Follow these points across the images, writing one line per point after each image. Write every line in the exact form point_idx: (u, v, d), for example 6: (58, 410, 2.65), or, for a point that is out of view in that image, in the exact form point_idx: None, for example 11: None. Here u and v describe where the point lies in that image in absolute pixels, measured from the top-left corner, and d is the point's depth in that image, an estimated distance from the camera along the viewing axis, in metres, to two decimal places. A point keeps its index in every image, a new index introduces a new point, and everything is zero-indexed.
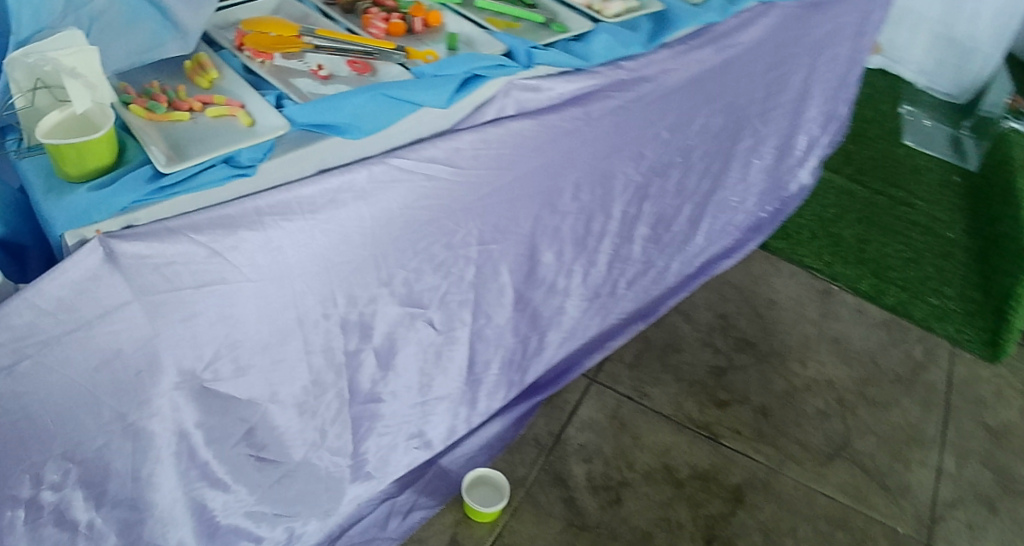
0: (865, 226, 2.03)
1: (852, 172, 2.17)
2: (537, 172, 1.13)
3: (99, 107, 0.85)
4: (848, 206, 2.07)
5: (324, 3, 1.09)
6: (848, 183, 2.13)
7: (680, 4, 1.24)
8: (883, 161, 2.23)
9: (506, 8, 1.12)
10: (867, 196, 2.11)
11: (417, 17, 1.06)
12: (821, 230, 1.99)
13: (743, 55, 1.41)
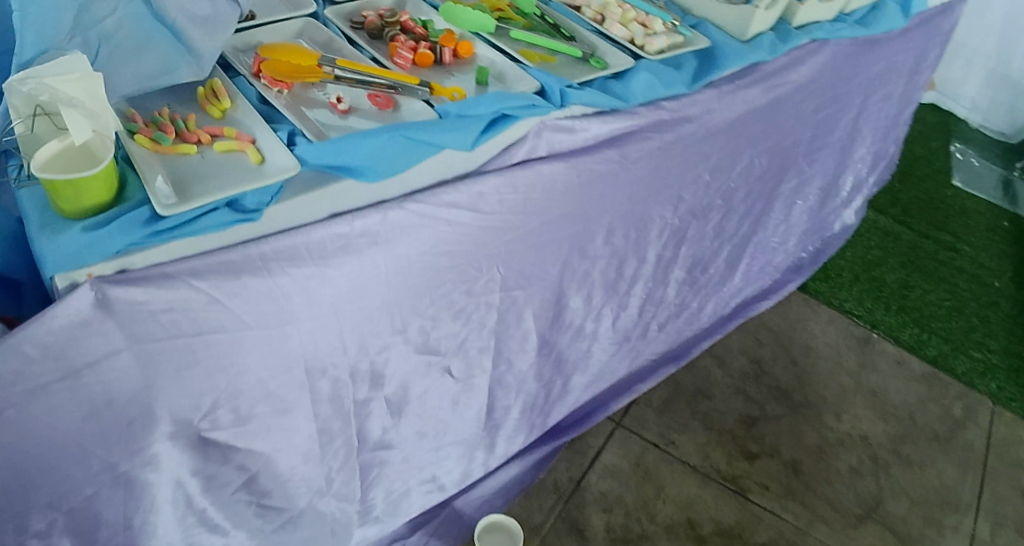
0: (907, 271, 1.94)
1: (898, 213, 2.07)
2: (567, 216, 1.06)
3: (100, 138, 0.79)
4: (891, 248, 1.98)
5: (349, 28, 1.03)
6: (893, 225, 2.04)
7: (728, 42, 1.17)
8: (930, 202, 2.12)
9: (543, 41, 1.05)
10: (912, 240, 2.01)
11: (447, 47, 0.99)
12: (863, 273, 1.90)
13: (791, 94, 1.33)
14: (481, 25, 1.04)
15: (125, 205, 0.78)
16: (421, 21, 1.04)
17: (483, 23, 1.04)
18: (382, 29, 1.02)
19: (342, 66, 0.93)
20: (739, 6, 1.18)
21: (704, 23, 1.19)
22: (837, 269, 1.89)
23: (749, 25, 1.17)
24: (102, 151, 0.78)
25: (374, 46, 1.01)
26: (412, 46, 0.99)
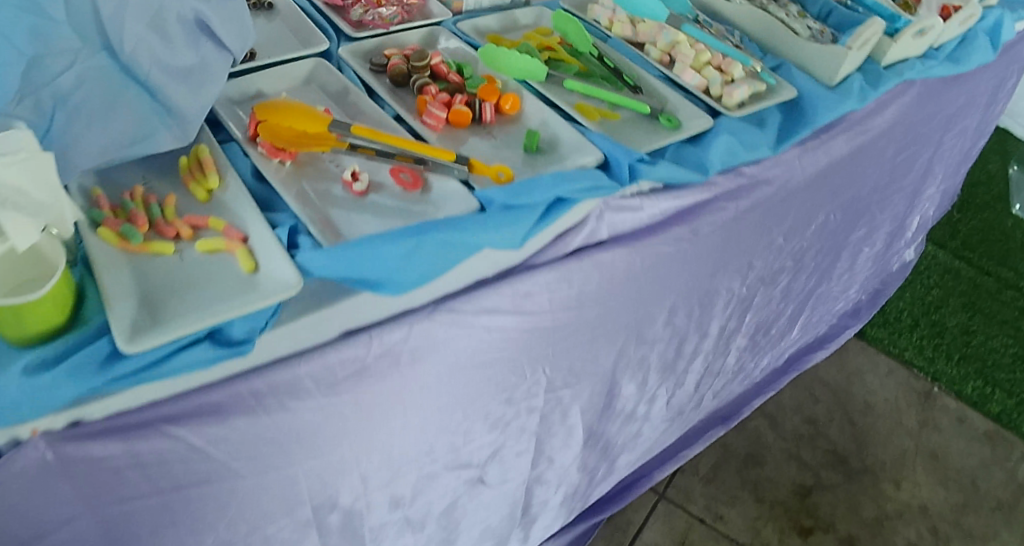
0: (970, 313, 1.76)
1: (957, 246, 1.89)
2: (624, 303, 0.88)
3: (51, 239, 0.62)
4: (953, 288, 1.80)
5: (369, 72, 0.85)
6: (952, 260, 1.86)
7: (816, 88, 0.98)
8: (991, 234, 1.94)
9: (603, 92, 0.86)
10: (973, 277, 1.84)
11: (489, 102, 0.80)
12: (923, 317, 1.73)
13: (874, 140, 1.15)
14: (529, 72, 0.85)
15: (82, 330, 0.60)
16: (455, 65, 0.85)
17: (531, 70, 0.85)
18: (408, 75, 0.84)
19: (357, 132, 0.74)
20: (828, 45, 0.99)
21: (786, 65, 1.01)
22: (897, 312, 1.72)
23: (839, 68, 0.99)
24: (52, 255, 0.61)
25: (400, 98, 0.82)
26: (445, 101, 0.80)
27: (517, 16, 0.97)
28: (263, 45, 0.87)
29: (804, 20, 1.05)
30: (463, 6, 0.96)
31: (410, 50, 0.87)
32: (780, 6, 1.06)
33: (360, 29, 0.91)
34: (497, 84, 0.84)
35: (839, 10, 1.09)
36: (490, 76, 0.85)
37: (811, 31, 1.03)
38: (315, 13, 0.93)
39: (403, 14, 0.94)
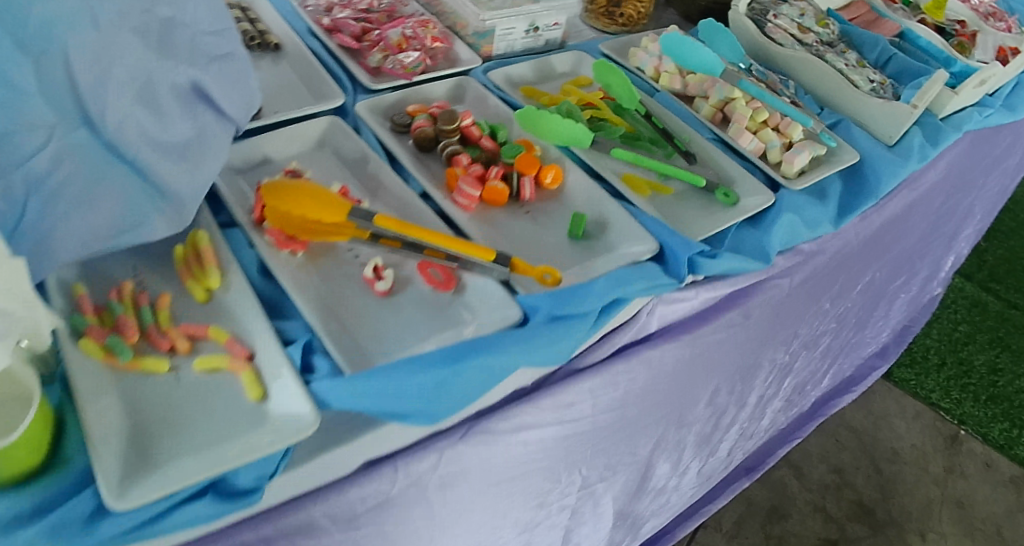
0: (998, 351, 1.67)
1: (984, 278, 1.81)
2: (668, 395, 0.79)
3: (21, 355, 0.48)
4: (979, 323, 1.71)
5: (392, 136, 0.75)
6: (979, 292, 1.78)
7: (876, 150, 0.90)
8: (1017, 264, 1.86)
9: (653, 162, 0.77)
10: (1000, 311, 1.75)
11: (528, 176, 0.71)
12: (950, 354, 1.65)
13: (926, 194, 1.06)
14: (573, 138, 0.75)
15: (63, 475, 0.50)
16: (488, 127, 0.76)
17: (577, 136, 0.75)
18: (435, 139, 0.74)
19: (382, 224, 0.62)
20: (889, 101, 0.92)
21: (845, 123, 0.93)
22: (924, 349, 1.64)
23: (900, 126, 0.91)
24: (25, 375, 0.48)
25: (425, 167, 0.73)
26: (479, 175, 0.71)
27: (552, 62, 0.88)
28: (270, 98, 0.78)
29: (865, 71, 0.97)
30: (493, 50, 0.88)
31: (437, 107, 0.77)
32: (841, 54, 0.99)
33: (379, 78, 0.82)
34: (536, 152, 0.75)
35: (899, 56, 1.01)
36: (527, 140, 0.76)
37: (873, 85, 0.95)
38: (329, 58, 0.84)
39: (427, 60, 0.84)
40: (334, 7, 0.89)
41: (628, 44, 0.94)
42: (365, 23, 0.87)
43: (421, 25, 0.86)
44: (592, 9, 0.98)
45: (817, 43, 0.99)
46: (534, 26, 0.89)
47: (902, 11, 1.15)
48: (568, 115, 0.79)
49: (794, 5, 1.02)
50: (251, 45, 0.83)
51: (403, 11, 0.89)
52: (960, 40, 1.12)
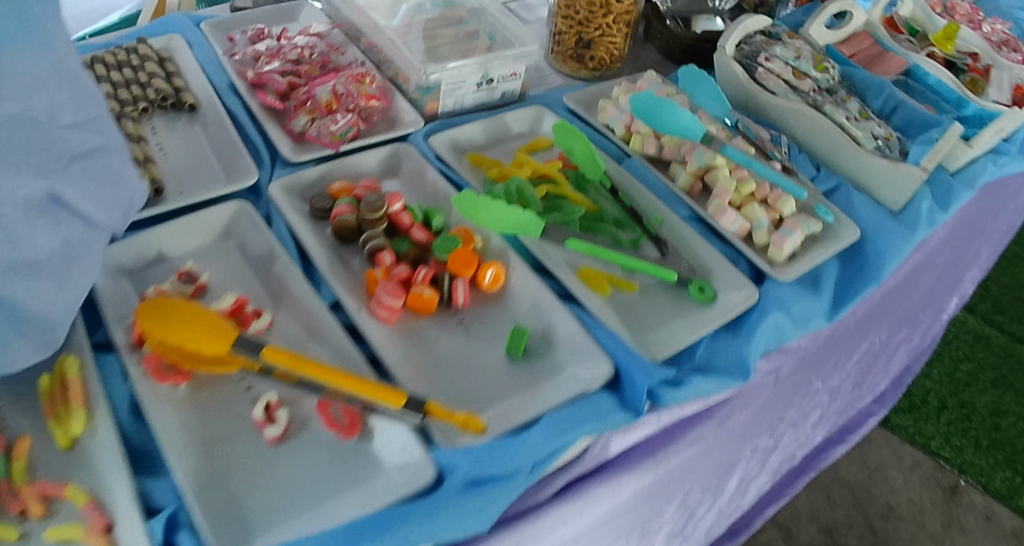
0: (1002, 391, 1.47)
1: (987, 309, 1.60)
2: (628, 516, 0.69)
3: None
4: (983, 360, 1.51)
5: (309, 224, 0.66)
6: (981, 325, 1.57)
7: (879, 221, 0.79)
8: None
9: (614, 253, 0.66)
10: (1004, 345, 1.54)
11: (462, 278, 0.61)
12: (950, 395, 1.44)
13: (921, 262, 0.92)
14: (520, 227, 0.65)
15: None
16: (421, 212, 0.66)
17: (520, 226, 0.65)
18: (359, 229, 0.65)
19: (270, 357, 0.52)
20: (897, 163, 0.80)
21: (846, 187, 0.82)
22: (920, 392, 1.44)
23: (908, 192, 0.80)
24: None
25: (343, 262, 0.64)
26: (404, 277, 0.61)
27: (508, 120, 0.77)
28: (175, 175, 0.70)
29: (869, 124, 0.85)
30: (440, 107, 0.78)
31: (366, 186, 0.68)
32: (841, 104, 0.87)
33: (301, 148, 0.73)
34: (476, 243, 0.65)
35: (907, 104, 0.89)
36: (466, 228, 0.66)
37: (877, 142, 0.83)
38: (250, 123, 0.76)
39: (360, 123, 0.74)
40: (264, 56, 0.80)
41: (598, 94, 0.83)
42: (294, 77, 0.79)
43: (356, 80, 0.76)
44: (559, 51, 0.87)
45: (815, 91, 0.87)
46: (487, 78, 0.78)
47: (907, 43, 1.02)
48: (518, 193, 0.68)
49: (789, 46, 0.90)
50: (164, 105, 0.76)
51: (339, 61, 0.81)
52: (973, 78, 1.00)
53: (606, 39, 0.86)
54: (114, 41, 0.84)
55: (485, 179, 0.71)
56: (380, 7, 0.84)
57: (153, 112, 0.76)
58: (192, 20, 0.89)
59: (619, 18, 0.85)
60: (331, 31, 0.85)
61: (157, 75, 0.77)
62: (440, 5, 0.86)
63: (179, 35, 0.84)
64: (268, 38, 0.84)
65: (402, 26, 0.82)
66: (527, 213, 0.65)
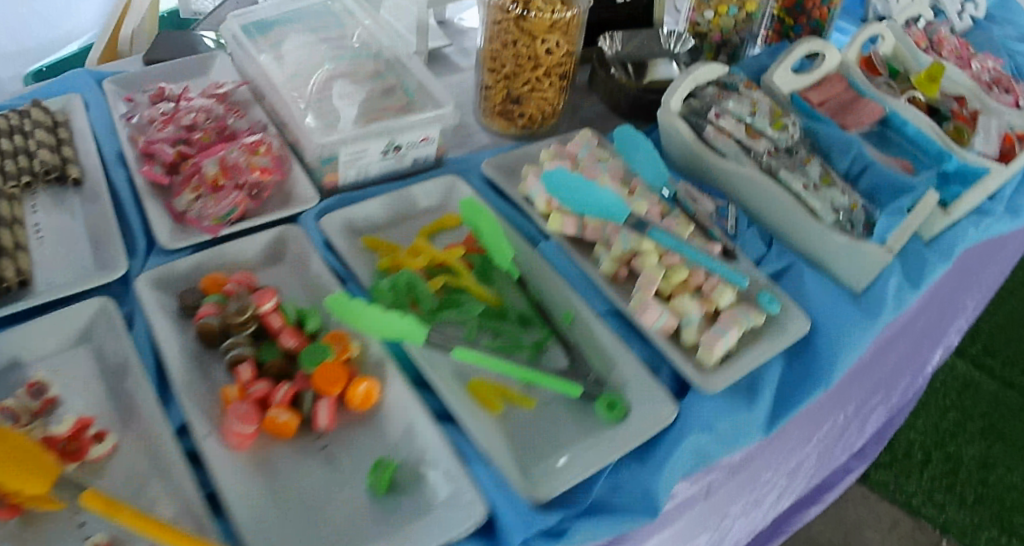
0: (991, 442, 1.38)
1: (978, 352, 1.52)
2: None
3: None
4: (972, 408, 1.43)
5: (173, 331, 0.62)
6: (971, 370, 1.49)
7: (836, 305, 0.71)
8: (1018, 333, 1.56)
9: (510, 363, 0.58)
10: (994, 392, 1.46)
11: (325, 400, 0.56)
12: (935, 448, 1.36)
13: (885, 343, 0.84)
14: (403, 333, 0.58)
15: None
16: (293, 311, 0.61)
17: (403, 331, 0.58)
18: (225, 332, 0.61)
19: (87, 502, 0.46)
20: (859, 239, 0.71)
21: (798, 266, 0.74)
22: (903, 444, 1.36)
23: (872, 274, 0.72)
24: None
25: (204, 372, 0.60)
26: (260, 396, 0.57)
27: (414, 194, 0.70)
28: (44, 262, 0.65)
29: (830, 193, 0.75)
30: (340, 179, 0.71)
31: (239, 278, 0.63)
32: (799, 168, 0.77)
33: (180, 233, 0.68)
34: (351, 352, 0.59)
35: (876, 166, 0.79)
36: (341, 331, 0.60)
37: (838, 216, 0.73)
38: (133, 201, 0.71)
39: (248, 201, 0.69)
40: (159, 121, 0.75)
41: (524, 157, 0.76)
42: (186, 144, 0.73)
43: (250, 150, 0.71)
44: (488, 106, 0.80)
45: (771, 152, 0.77)
46: (394, 144, 0.71)
47: (886, 86, 0.93)
48: (409, 287, 0.62)
49: (743, 99, 0.81)
50: (48, 179, 0.71)
51: (238, 125, 0.75)
52: (957, 126, 0.91)
53: (536, 93, 0.78)
54: (8, 103, 0.79)
55: (377, 270, 0.64)
56: (288, 62, 0.77)
57: (38, 187, 0.71)
58: (95, 76, 0.84)
59: (551, 70, 0.77)
60: (237, 88, 0.79)
61: (43, 144, 0.72)
62: (355, 57, 0.79)
63: (78, 96, 0.79)
64: (169, 98, 0.78)
65: (308, 85, 0.75)
66: (409, 319, 0.58)
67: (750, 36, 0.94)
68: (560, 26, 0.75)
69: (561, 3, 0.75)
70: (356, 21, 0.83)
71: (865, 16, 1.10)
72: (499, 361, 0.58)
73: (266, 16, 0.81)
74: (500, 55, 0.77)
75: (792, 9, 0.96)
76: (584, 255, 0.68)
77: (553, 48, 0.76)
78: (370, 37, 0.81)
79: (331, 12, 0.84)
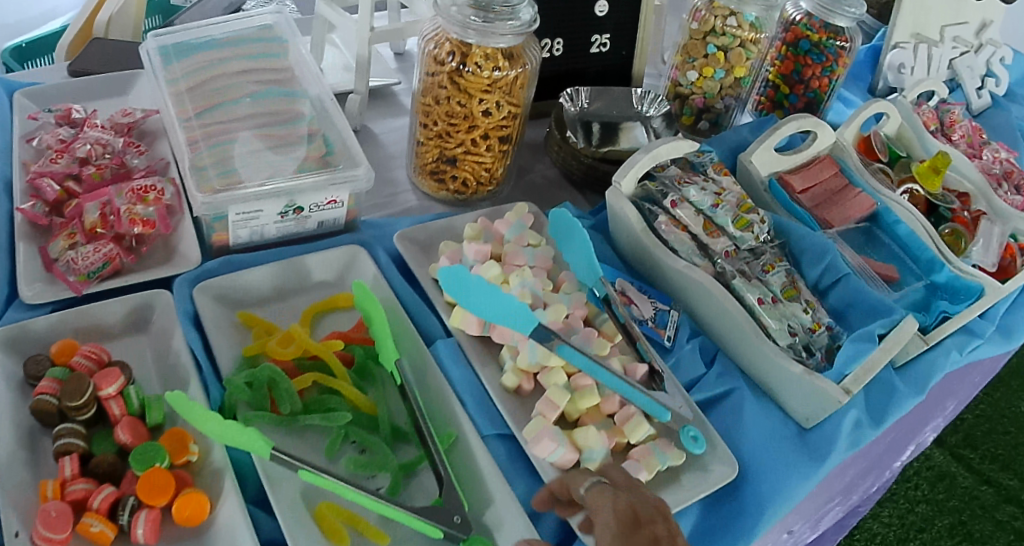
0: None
1: (957, 440, 1.33)
2: None
3: None
4: (942, 502, 1.25)
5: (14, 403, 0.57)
6: (948, 461, 1.30)
7: (774, 445, 0.63)
8: (1005, 426, 1.37)
9: (367, 495, 0.50)
10: (969, 487, 1.27)
11: (146, 509, 0.52)
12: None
13: (838, 470, 0.74)
14: (236, 440, 0.52)
15: None
16: (137, 401, 0.58)
17: (239, 433, 0.51)
18: (62, 413, 0.56)
19: None
20: (814, 373, 0.62)
21: (741, 393, 0.65)
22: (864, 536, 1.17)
23: (822, 414, 0.63)
24: None
25: (37, 457, 0.56)
26: (78, 498, 0.52)
27: (307, 265, 0.65)
28: None
29: (789, 309, 0.68)
30: (230, 238, 0.66)
31: (90, 349, 0.59)
32: (759, 276, 0.70)
33: (45, 285, 0.62)
34: (188, 456, 0.56)
35: (851, 279, 0.72)
36: (181, 430, 0.57)
37: (794, 340, 0.66)
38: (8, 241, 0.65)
39: (122, 256, 0.63)
40: (52, 150, 0.69)
41: (445, 229, 0.68)
42: (77, 181, 0.68)
43: (138, 196, 0.66)
44: (420, 163, 0.72)
45: (729, 254, 0.70)
46: (294, 205, 0.65)
47: (880, 174, 0.85)
48: (271, 382, 0.57)
49: (708, 186, 0.73)
50: None
51: (136, 164, 0.70)
52: (955, 228, 0.81)
53: (470, 157, 0.70)
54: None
55: (242, 354, 0.60)
56: (201, 93, 0.70)
57: None
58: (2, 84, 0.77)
59: (489, 133, 0.69)
60: (147, 117, 0.74)
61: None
62: (279, 93, 0.71)
63: None
64: (75, 122, 0.72)
65: (218, 123, 0.68)
66: (252, 428, 0.52)
67: (738, 103, 0.85)
68: (500, 86, 0.67)
69: (505, 59, 0.67)
70: (290, 49, 0.75)
71: (874, 85, 1.00)
72: (350, 491, 0.51)
73: (186, 40, 0.74)
74: (432, 110, 0.69)
75: (789, 75, 0.88)
76: (484, 360, 0.62)
77: (491, 109, 0.68)
78: (303, 71, 0.74)
79: (265, 37, 0.75)
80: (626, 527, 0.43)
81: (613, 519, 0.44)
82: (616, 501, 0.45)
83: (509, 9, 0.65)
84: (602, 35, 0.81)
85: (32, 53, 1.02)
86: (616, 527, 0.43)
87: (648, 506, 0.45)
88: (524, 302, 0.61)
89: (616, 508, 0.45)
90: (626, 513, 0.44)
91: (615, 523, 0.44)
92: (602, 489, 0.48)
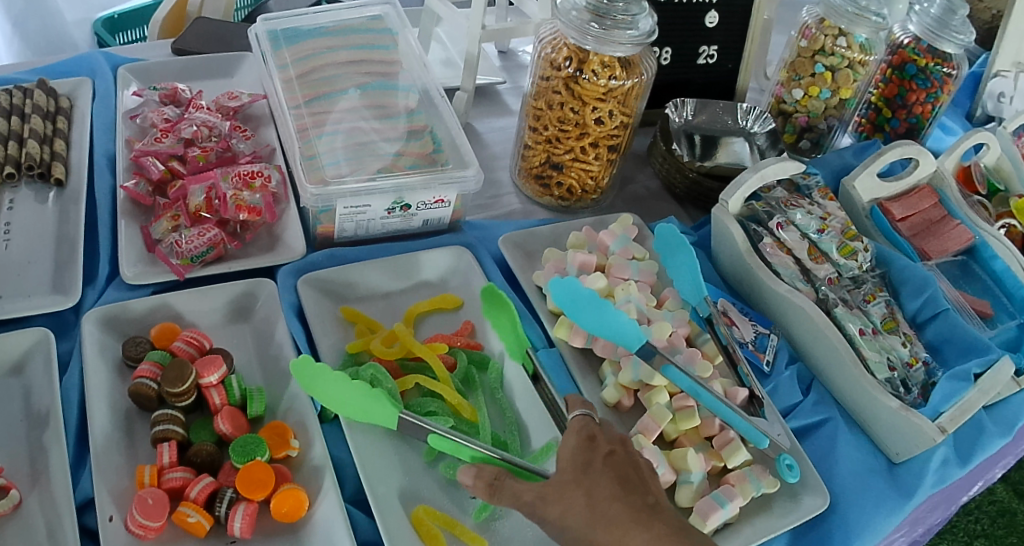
0: None
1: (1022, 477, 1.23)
2: None
3: None
4: (1003, 540, 1.15)
5: (115, 383, 0.57)
6: (1011, 497, 1.21)
7: (863, 478, 0.61)
8: None
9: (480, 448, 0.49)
10: None
11: (244, 503, 0.51)
12: None
13: (919, 512, 0.70)
14: (367, 411, 0.52)
15: None
16: (238, 391, 0.57)
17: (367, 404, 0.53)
18: (161, 398, 0.56)
19: None
20: (909, 409, 0.60)
21: (836, 423, 0.64)
22: None
23: (914, 450, 0.61)
24: None
25: (132, 438, 0.55)
26: (176, 487, 0.51)
27: (412, 263, 0.66)
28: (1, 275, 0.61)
29: (888, 342, 0.66)
30: (335, 231, 0.66)
31: (191, 335, 0.59)
32: (860, 306, 0.69)
33: (146, 266, 0.62)
34: (289, 451, 0.55)
35: (951, 315, 0.70)
36: (282, 424, 0.56)
37: (892, 371, 0.64)
38: (113, 219, 0.66)
39: (226, 242, 0.64)
40: (157, 128, 0.70)
41: (549, 235, 0.70)
42: (181, 162, 0.68)
43: (244, 182, 0.66)
44: (525, 166, 0.73)
45: (831, 281, 0.69)
46: (401, 202, 0.65)
47: (979, 206, 0.83)
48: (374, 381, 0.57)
49: (814, 210, 0.73)
50: (30, 174, 0.67)
51: (242, 149, 0.71)
52: None
53: (578, 164, 0.70)
54: (14, 77, 0.77)
55: (345, 351, 0.60)
56: (310, 81, 0.69)
57: (20, 180, 0.67)
58: (109, 60, 0.81)
59: (598, 141, 0.68)
60: (252, 102, 0.75)
61: (34, 133, 0.68)
62: (387, 86, 0.70)
63: (87, 81, 0.76)
64: (180, 101, 0.74)
65: (328, 112, 0.67)
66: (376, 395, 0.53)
67: (841, 124, 0.83)
68: (615, 95, 0.66)
69: (621, 68, 0.66)
70: (399, 41, 0.75)
71: (973, 113, 0.99)
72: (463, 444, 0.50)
73: (298, 27, 0.74)
74: (544, 115, 0.68)
75: (892, 99, 0.87)
76: (581, 373, 0.61)
77: (603, 117, 0.67)
78: (412, 64, 0.73)
79: (375, 28, 0.75)
80: (582, 452, 0.44)
81: (572, 443, 0.45)
82: (582, 428, 0.46)
83: (629, 18, 0.63)
84: (710, 46, 0.82)
85: (124, 23, 1.09)
86: (574, 452, 0.44)
87: (610, 441, 0.45)
88: (631, 317, 0.61)
89: (578, 433, 0.45)
90: (586, 437, 0.45)
91: (575, 443, 0.45)
92: (579, 419, 0.47)
